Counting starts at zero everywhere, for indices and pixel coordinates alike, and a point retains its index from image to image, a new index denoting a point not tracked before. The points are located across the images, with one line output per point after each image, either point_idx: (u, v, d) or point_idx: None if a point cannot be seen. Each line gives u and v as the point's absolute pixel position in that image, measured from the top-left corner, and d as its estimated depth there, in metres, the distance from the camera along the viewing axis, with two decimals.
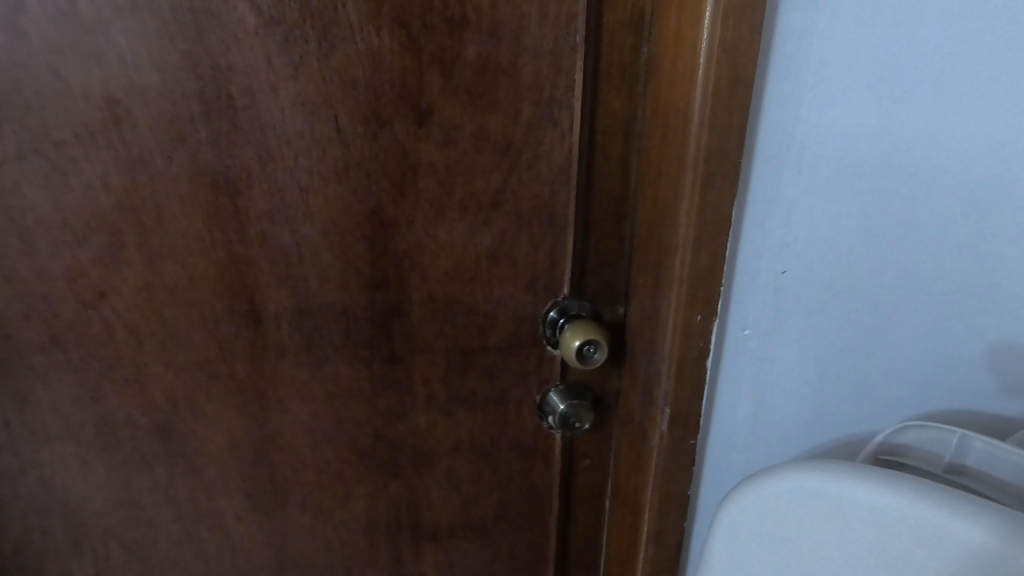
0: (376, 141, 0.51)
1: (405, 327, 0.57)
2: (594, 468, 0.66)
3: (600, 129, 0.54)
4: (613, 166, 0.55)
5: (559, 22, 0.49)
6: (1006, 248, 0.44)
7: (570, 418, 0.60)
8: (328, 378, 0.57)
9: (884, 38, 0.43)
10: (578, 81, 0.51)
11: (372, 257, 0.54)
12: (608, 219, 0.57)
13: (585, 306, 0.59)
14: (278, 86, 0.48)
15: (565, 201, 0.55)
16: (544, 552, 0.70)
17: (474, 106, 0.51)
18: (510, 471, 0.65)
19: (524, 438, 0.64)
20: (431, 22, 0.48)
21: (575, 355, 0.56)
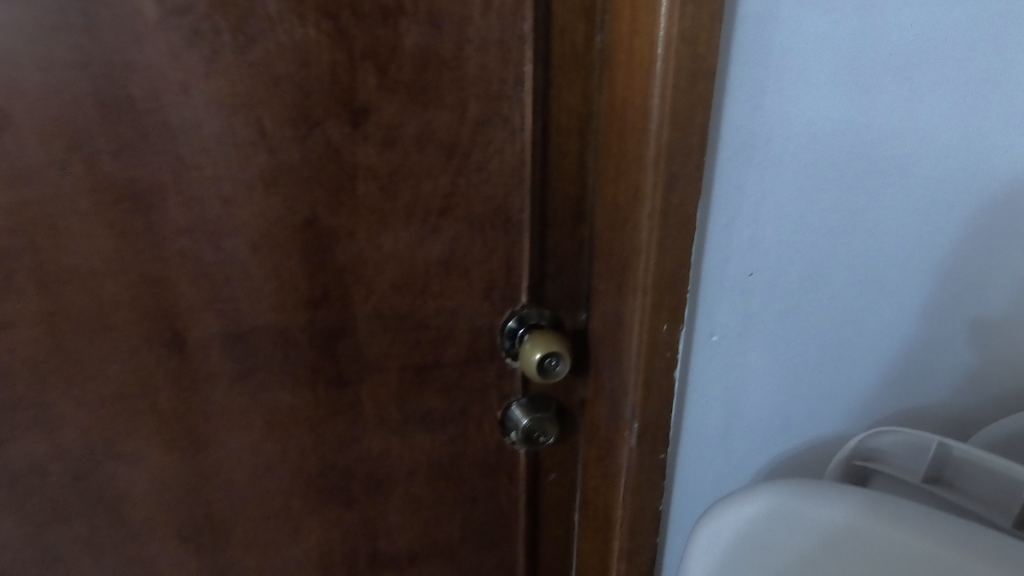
0: (307, 145, 0.46)
1: (351, 346, 0.52)
2: (561, 481, 0.63)
3: (554, 125, 0.50)
4: (570, 165, 0.52)
5: (505, 10, 0.45)
6: (933, 226, 0.49)
7: (534, 433, 0.57)
8: (267, 406, 0.52)
9: (845, 25, 0.42)
10: (528, 75, 0.47)
11: (310, 272, 0.49)
12: (567, 221, 0.53)
13: (545, 314, 0.55)
14: (189, 85, 0.42)
15: (520, 204, 0.51)
16: (512, 571, 0.66)
17: (416, 104, 0.47)
18: (473, 490, 0.61)
19: (486, 455, 0.60)
20: (362, 11, 0.43)
21: (537, 368, 0.53)
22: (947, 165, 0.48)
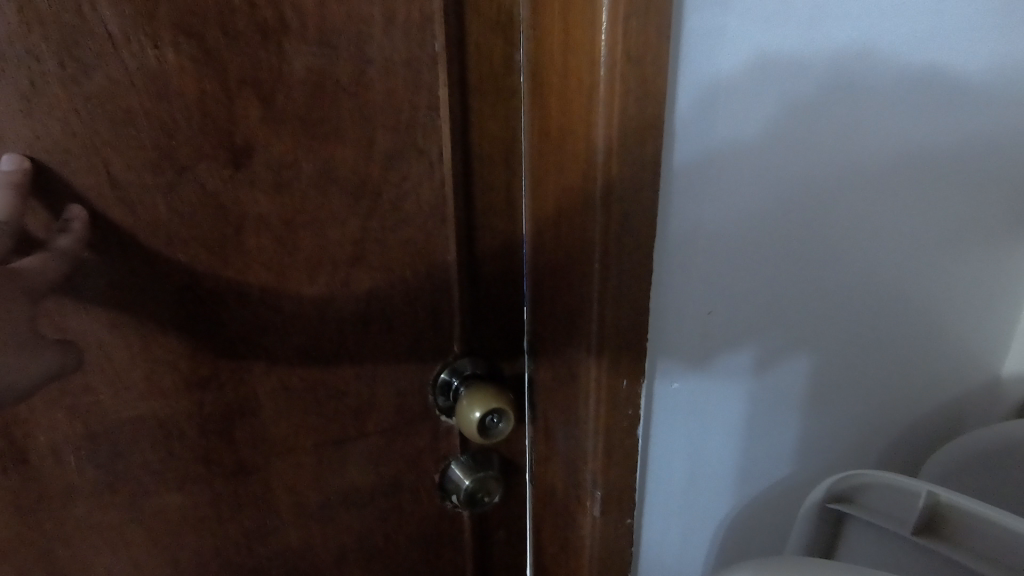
0: (175, 194, 0.37)
1: (253, 428, 0.44)
2: (509, 538, 0.57)
3: (476, 155, 0.44)
4: (497, 197, 0.46)
5: (410, 25, 0.39)
6: (861, 230, 0.51)
7: (478, 494, 0.51)
8: (151, 515, 0.42)
9: (788, 37, 0.40)
10: (442, 100, 0.41)
11: (193, 347, 0.40)
12: (496, 258, 0.48)
13: (479, 363, 0.49)
14: (2, 127, 0.32)
15: (444, 244, 0.45)
16: None
17: (311, 138, 0.39)
18: (412, 565, 0.54)
19: (425, 526, 0.53)
20: (236, 29, 0.36)
21: (478, 426, 0.46)
22: (873, 168, 0.49)
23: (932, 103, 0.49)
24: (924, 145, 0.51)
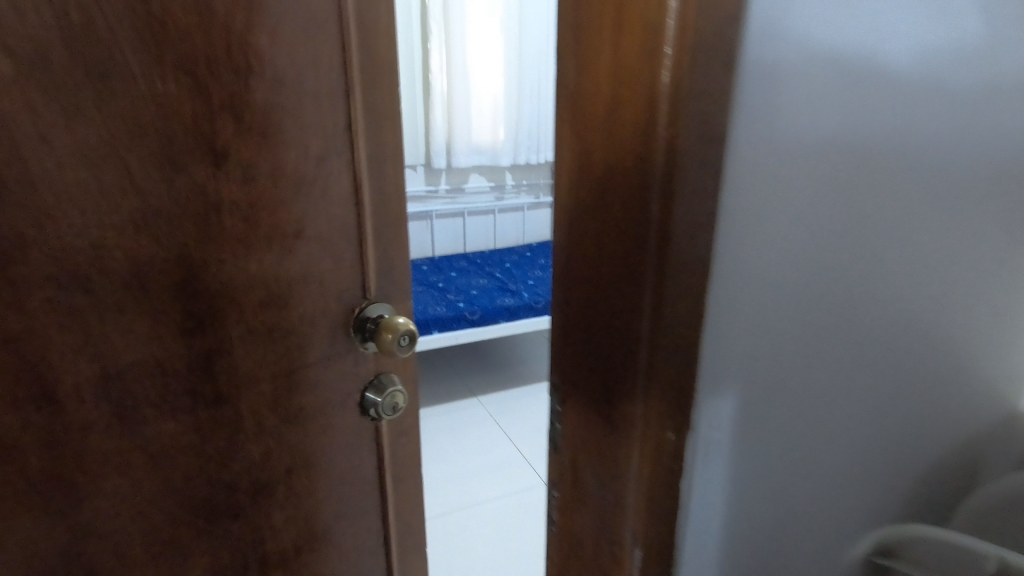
0: (173, 186, 0.50)
1: (227, 364, 0.57)
2: (409, 438, 0.77)
3: (375, 155, 0.63)
4: (390, 184, 0.66)
5: (331, 67, 0.57)
6: (872, 350, 0.48)
7: (391, 404, 0.69)
8: (150, 440, 0.54)
9: (792, 202, 0.35)
10: (353, 118, 0.60)
11: (184, 302, 0.53)
12: (391, 228, 0.67)
13: (382, 309, 0.68)
14: (50, 136, 0.43)
15: (357, 218, 0.64)
16: (382, 527, 0.78)
17: (268, 144, 0.55)
18: (344, 469, 0.70)
19: (352, 436, 0.70)
20: (216, 68, 0.50)
21: (396, 346, 0.66)
22: (879, 273, 0.45)
23: (914, 159, 0.43)
24: (917, 196, 0.45)
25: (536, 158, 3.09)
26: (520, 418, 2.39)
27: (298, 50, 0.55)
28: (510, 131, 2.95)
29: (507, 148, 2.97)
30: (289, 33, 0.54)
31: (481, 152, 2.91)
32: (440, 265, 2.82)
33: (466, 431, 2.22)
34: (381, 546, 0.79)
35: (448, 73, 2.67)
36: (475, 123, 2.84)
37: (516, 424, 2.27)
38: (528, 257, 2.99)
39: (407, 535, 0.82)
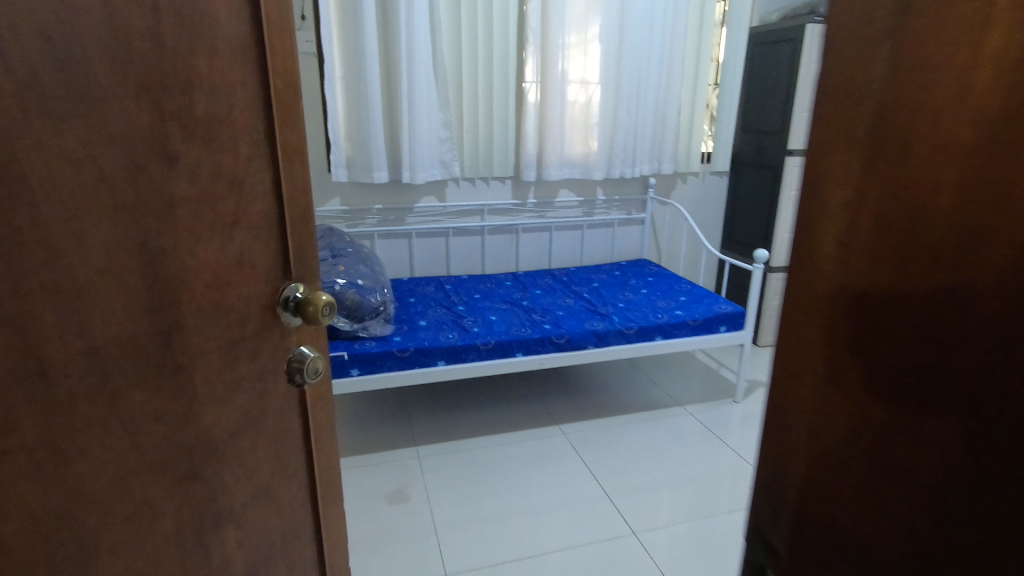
0: (137, 186, 0.58)
1: (183, 338, 0.66)
2: (320, 399, 0.89)
3: (287, 153, 0.73)
4: (300, 179, 0.76)
5: (250, 83, 0.67)
6: None
7: (314, 368, 0.81)
8: (123, 408, 0.61)
9: None
10: (269, 125, 0.70)
11: (148, 284, 0.61)
12: (304, 215, 0.78)
13: (303, 284, 0.79)
14: (40, 144, 0.52)
15: (278, 208, 0.73)
16: (310, 481, 0.89)
17: (210, 148, 0.64)
18: (276, 430, 0.80)
19: (282, 400, 0.80)
20: (168, 85, 0.59)
21: (321, 315, 0.79)
22: None
23: None
24: None
25: (629, 172, 3.54)
26: (588, 438, 2.76)
27: (228, 70, 0.64)
28: (604, 146, 3.42)
29: (599, 162, 3.44)
30: (221, 56, 0.63)
31: (574, 164, 3.41)
32: (530, 284, 3.31)
33: (549, 465, 2.56)
34: (309, 504, 0.89)
35: (537, 83, 3.18)
36: (568, 140, 3.36)
37: (604, 456, 2.63)
38: (616, 276, 3.46)
39: (326, 486, 0.93)
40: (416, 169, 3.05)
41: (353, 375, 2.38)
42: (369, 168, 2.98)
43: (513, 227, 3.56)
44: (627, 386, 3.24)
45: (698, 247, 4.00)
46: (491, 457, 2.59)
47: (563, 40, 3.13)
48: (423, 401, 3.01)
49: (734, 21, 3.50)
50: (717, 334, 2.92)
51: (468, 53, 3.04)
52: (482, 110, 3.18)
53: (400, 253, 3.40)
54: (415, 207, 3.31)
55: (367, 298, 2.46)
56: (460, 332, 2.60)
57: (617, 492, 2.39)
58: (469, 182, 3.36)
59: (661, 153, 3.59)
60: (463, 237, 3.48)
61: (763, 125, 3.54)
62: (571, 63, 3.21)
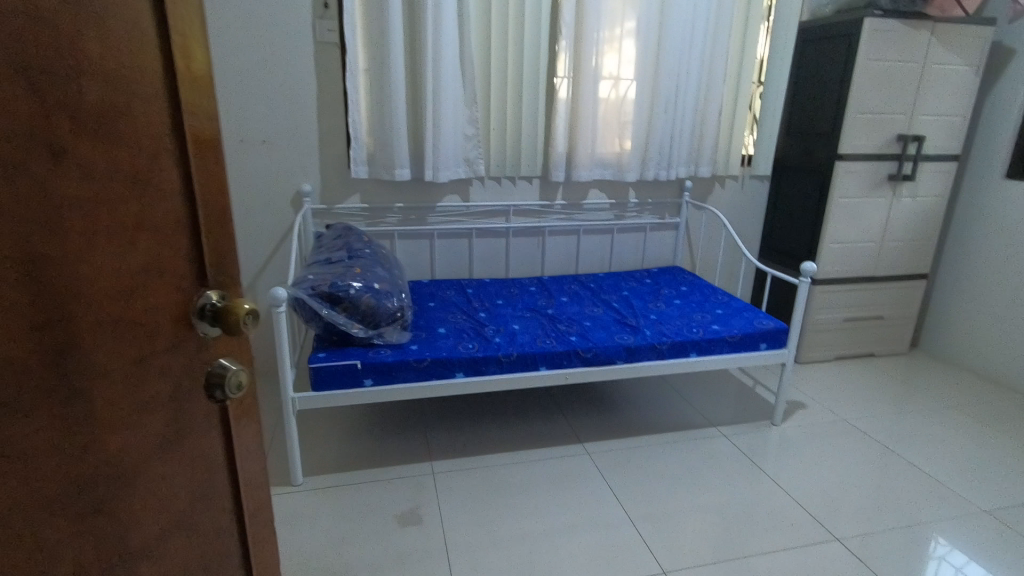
0: (14, 183, 0.52)
1: (78, 355, 0.59)
2: (243, 413, 0.85)
3: (196, 149, 0.70)
4: (212, 177, 0.73)
5: (148, 74, 0.63)
6: None
7: (237, 384, 0.77)
8: (5, 435, 0.55)
9: None
10: (175, 118, 0.67)
11: (33, 295, 0.55)
12: (217, 216, 0.74)
13: (221, 293, 0.75)
14: None
15: (187, 209, 0.70)
16: (233, 498, 0.85)
17: (104, 143, 0.59)
18: (194, 447, 0.75)
19: (200, 414, 0.76)
20: (50, 71, 0.53)
21: (241, 325, 0.74)
22: None
23: None
24: None
25: (664, 174, 3.36)
26: (617, 462, 2.61)
27: (123, 60, 0.60)
28: (638, 148, 3.25)
29: (632, 162, 3.27)
30: (115, 43, 0.59)
31: (606, 164, 3.27)
32: (556, 291, 3.16)
33: (571, 488, 2.43)
34: (233, 522, 0.85)
35: (570, 78, 3.03)
36: (600, 140, 3.21)
37: (633, 483, 2.48)
38: (648, 284, 3.28)
39: (253, 503, 0.89)
40: (440, 168, 2.94)
41: (366, 386, 2.30)
42: (391, 165, 2.89)
43: (540, 228, 3.42)
44: (650, 403, 3.08)
45: (735, 256, 3.78)
46: (512, 478, 2.47)
47: (599, 34, 2.98)
48: (438, 412, 2.91)
49: (783, 16, 3.27)
50: (757, 352, 2.73)
51: (498, 50, 2.92)
52: (512, 107, 3.04)
53: (421, 254, 3.30)
54: (438, 207, 3.21)
55: (384, 303, 2.35)
56: (481, 343, 2.48)
57: (645, 526, 2.23)
58: (495, 182, 3.24)
59: (698, 157, 3.40)
60: (487, 239, 3.37)
61: (813, 128, 3.33)
62: (606, 58, 3.06)
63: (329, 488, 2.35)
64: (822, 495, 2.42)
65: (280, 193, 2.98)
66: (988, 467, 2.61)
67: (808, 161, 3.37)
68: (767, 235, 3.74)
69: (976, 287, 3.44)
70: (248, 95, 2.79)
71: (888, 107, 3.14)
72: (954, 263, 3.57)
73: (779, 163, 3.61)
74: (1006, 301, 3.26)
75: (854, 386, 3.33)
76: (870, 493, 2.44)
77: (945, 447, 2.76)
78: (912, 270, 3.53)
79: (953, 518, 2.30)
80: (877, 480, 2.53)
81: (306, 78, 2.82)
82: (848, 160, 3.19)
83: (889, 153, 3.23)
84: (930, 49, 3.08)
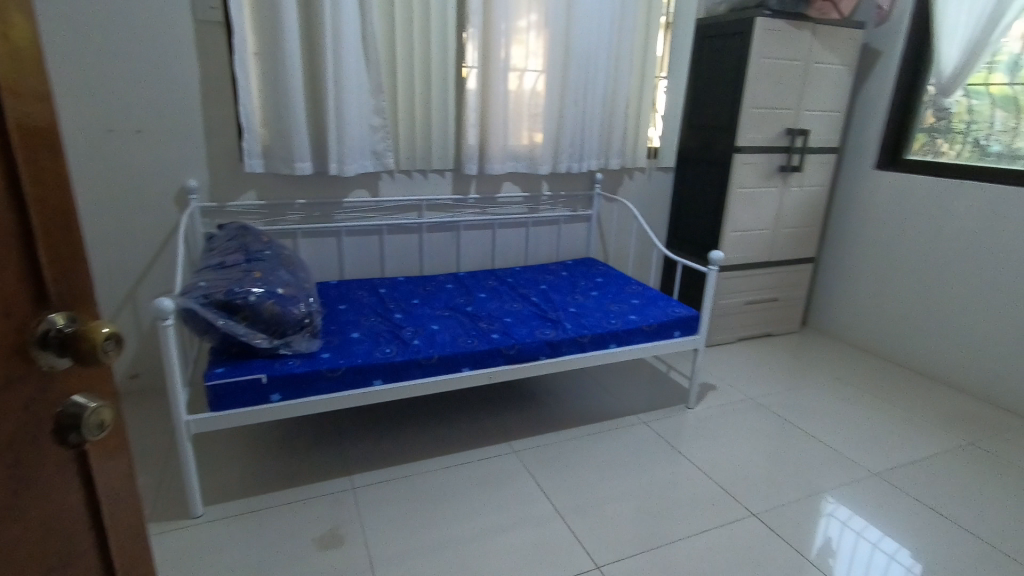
0: None
1: None
2: (107, 451, 0.74)
3: (13, 137, 0.58)
4: (41, 171, 0.61)
5: None
6: None
7: (96, 423, 0.67)
8: None
9: None
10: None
11: None
12: (51, 217, 0.63)
13: (66, 316, 0.64)
14: None
15: (5, 210, 0.58)
16: (99, 552, 0.74)
17: None
18: (35, 500, 0.64)
19: (43, 460, 0.64)
20: None
21: (98, 353, 0.64)
22: None
23: None
24: None
25: (576, 166, 3.37)
26: (543, 457, 2.58)
27: None
28: (550, 141, 3.23)
29: (544, 155, 3.25)
30: None
31: (518, 157, 3.22)
32: (473, 287, 3.08)
33: (499, 489, 2.37)
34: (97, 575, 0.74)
35: (478, 68, 2.94)
36: (511, 132, 3.15)
37: (561, 476, 2.47)
38: (565, 277, 3.29)
39: (123, 554, 0.78)
40: (345, 161, 2.75)
41: (273, 401, 2.09)
42: (291, 158, 2.66)
43: (454, 223, 3.31)
44: (570, 395, 3.10)
45: (646, 245, 3.89)
46: (438, 484, 2.37)
47: (506, 24, 2.91)
48: (354, 422, 2.74)
49: (682, 13, 3.38)
50: (671, 340, 2.81)
51: (403, 37, 2.77)
52: (420, 97, 2.90)
53: (328, 254, 3.08)
54: (345, 203, 3.01)
55: (290, 309, 2.15)
56: (399, 346, 2.34)
57: (574, 519, 2.22)
58: (406, 175, 3.08)
59: (607, 149, 3.45)
60: (399, 236, 3.21)
61: (711, 121, 3.48)
62: (513, 49, 3.00)
63: (234, 516, 2.13)
64: (735, 472, 2.55)
65: (160, 189, 2.64)
66: (873, 432, 2.88)
67: (708, 153, 3.53)
68: (674, 224, 3.88)
69: (854, 267, 3.79)
70: (114, 77, 2.44)
71: (778, 102, 3.34)
72: (835, 246, 3.90)
73: (682, 155, 3.75)
74: (882, 280, 3.61)
75: (756, 365, 3.54)
76: (777, 466, 2.60)
77: (839, 417, 3.01)
78: (802, 255, 3.81)
79: (848, 483, 2.50)
80: (780, 453, 2.70)
81: (186, 60, 2.52)
82: (745, 152, 3.36)
83: (780, 145, 3.45)
84: (813, 49, 3.31)
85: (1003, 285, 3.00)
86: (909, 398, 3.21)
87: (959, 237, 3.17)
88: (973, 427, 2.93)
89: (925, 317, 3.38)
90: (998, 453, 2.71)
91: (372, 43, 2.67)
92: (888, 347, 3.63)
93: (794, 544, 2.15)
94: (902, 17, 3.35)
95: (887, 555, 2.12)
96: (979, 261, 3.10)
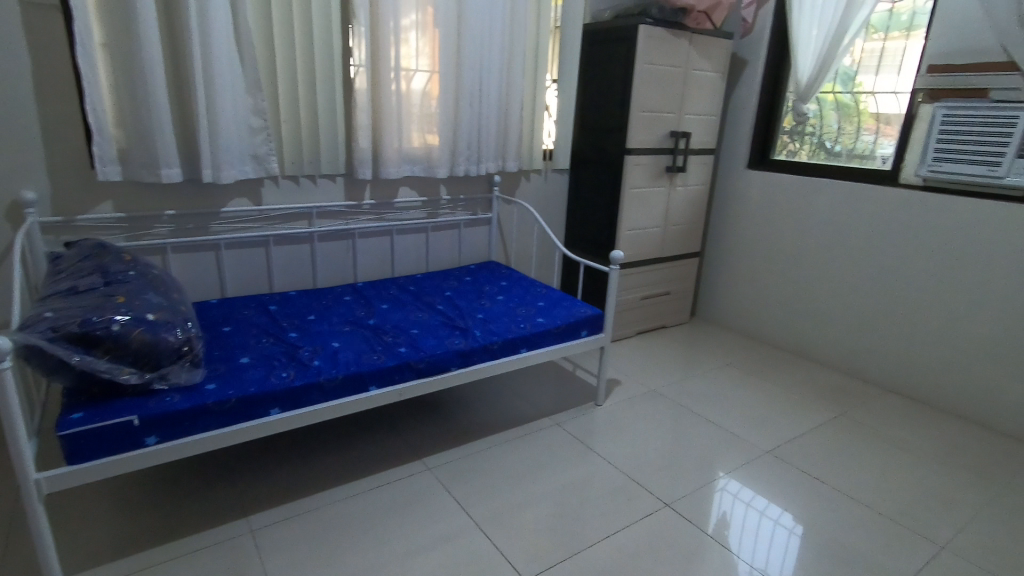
0: None
1: None
2: None
3: None
4: None
5: None
6: None
7: None
8: None
9: None
10: None
11: None
12: None
13: None
14: None
15: None
16: None
17: None
18: None
19: None
20: None
21: None
22: None
23: None
24: None
25: (474, 169, 3.31)
26: (459, 470, 2.50)
27: None
28: (447, 143, 3.14)
29: (441, 158, 3.15)
30: None
31: (414, 161, 3.09)
32: (374, 298, 2.92)
33: (415, 510, 2.25)
34: None
35: (367, 68, 2.78)
36: (405, 135, 3.02)
37: (478, 488, 2.40)
38: (469, 282, 3.22)
39: None
40: (221, 167, 2.48)
41: (149, 445, 1.82)
42: (155, 164, 2.34)
43: (349, 231, 3.11)
44: (482, 403, 3.04)
45: (546, 247, 3.93)
46: (348, 513, 2.20)
47: (392, 22, 2.77)
48: (248, 457, 2.48)
49: (570, 18, 3.44)
50: (578, 339, 2.85)
51: (280, 32, 2.55)
52: (304, 97, 2.69)
53: (206, 270, 2.76)
54: (222, 213, 2.71)
55: (162, 337, 1.88)
56: (297, 369, 2.14)
57: (496, 531, 2.16)
58: (292, 181, 2.85)
59: (504, 152, 3.43)
60: (287, 247, 2.96)
61: (602, 124, 3.58)
62: (403, 49, 2.87)
63: None
64: (645, 463, 2.63)
65: None
66: (762, 412, 3.12)
67: (601, 155, 3.63)
68: (571, 225, 3.96)
69: (734, 260, 4.09)
70: None
71: (663, 107, 3.51)
72: (717, 241, 4.19)
73: (576, 157, 3.83)
74: (759, 271, 3.93)
75: (655, 358, 3.71)
76: (682, 453, 2.72)
77: (732, 401, 3.22)
78: (689, 250, 4.04)
79: (746, 463, 2.67)
80: (684, 440, 2.83)
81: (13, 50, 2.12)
82: (636, 154, 3.49)
83: (665, 147, 3.62)
84: (690, 56, 3.52)
85: (859, 270, 3.38)
86: (788, 377, 3.52)
87: (820, 229, 3.53)
88: (842, 399, 3.27)
89: (797, 302, 3.73)
90: (863, 420, 3.05)
91: (246, 37, 2.42)
92: (767, 331, 3.96)
93: (704, 527, 2.25)
94: (763, 30, 3.66)
95: (776, 522, 2.30)
96: (839, 250, 3.46)
